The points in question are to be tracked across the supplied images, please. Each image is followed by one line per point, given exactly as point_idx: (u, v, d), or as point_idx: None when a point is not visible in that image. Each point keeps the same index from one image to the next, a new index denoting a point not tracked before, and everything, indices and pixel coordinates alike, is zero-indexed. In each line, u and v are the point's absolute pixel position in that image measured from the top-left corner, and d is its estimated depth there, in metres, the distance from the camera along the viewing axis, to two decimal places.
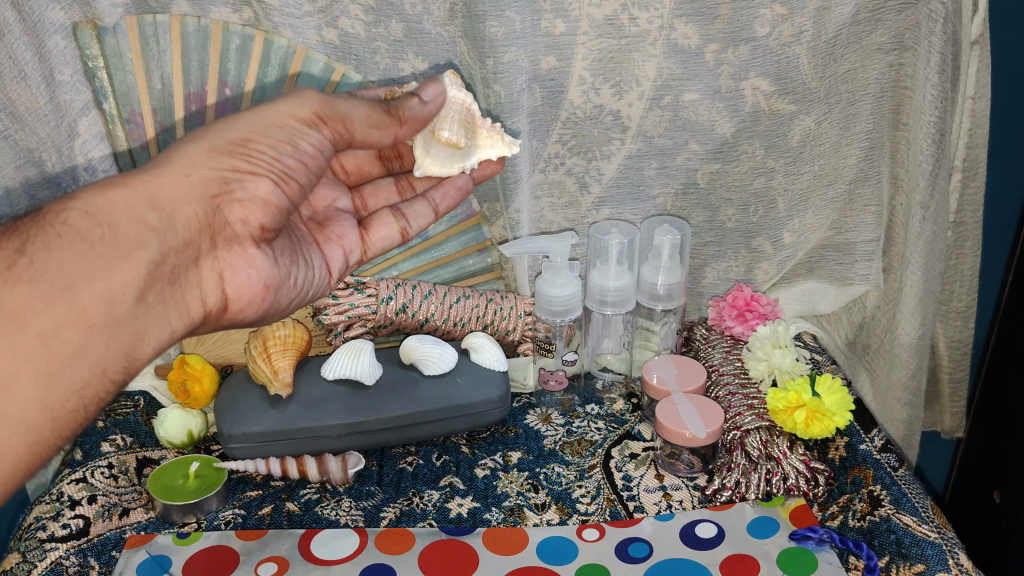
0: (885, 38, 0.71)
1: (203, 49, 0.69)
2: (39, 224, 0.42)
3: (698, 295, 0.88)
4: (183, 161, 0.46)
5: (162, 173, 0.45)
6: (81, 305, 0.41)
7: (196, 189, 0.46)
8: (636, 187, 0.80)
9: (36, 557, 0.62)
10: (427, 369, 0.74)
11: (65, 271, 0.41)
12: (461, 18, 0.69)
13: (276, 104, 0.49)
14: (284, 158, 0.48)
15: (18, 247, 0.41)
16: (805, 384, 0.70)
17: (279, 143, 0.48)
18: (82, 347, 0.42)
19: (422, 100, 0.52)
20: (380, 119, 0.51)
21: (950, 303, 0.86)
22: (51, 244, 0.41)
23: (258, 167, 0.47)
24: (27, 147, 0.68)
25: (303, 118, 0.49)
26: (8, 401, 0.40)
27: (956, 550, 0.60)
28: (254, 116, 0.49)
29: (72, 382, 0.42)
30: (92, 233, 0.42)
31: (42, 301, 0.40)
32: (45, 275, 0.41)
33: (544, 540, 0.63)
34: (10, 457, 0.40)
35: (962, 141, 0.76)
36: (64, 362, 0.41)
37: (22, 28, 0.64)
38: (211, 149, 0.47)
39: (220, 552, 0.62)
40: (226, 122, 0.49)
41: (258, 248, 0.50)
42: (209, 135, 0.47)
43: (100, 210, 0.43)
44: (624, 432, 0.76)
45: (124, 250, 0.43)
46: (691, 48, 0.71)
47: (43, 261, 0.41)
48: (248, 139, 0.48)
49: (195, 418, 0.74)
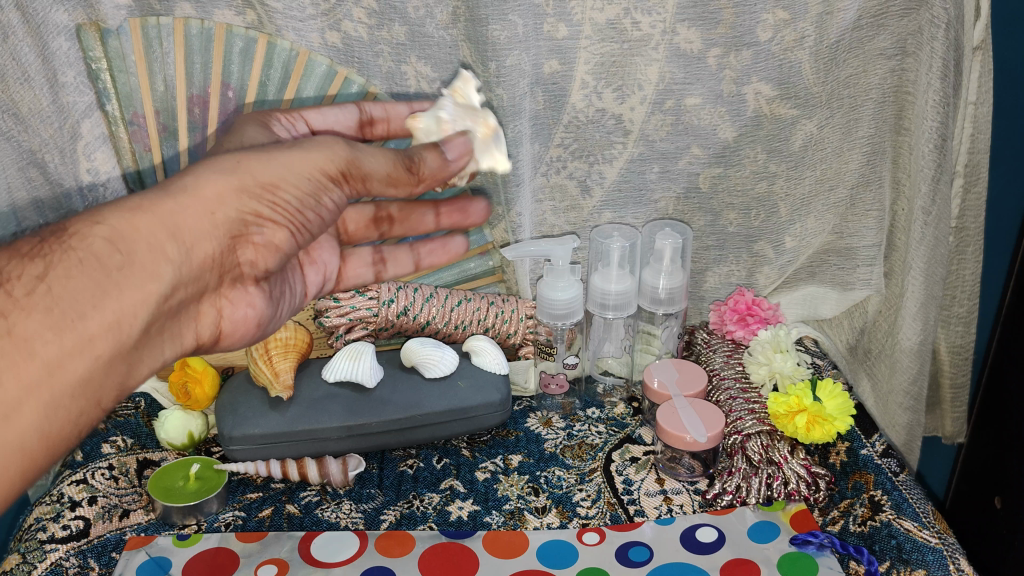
0: (887, 42, 0.71)
1: (206, 52, 0.69)
2: (62, 246, 0.38)
3: (699, 299, 0.88)
4: (209, 189, 0.41)
5: (192, 202, 0.41)
6: (88, 335, 0.38)
7: (219, 229, 0.42)
8: (637, 192, 0.80)
9: (36, 558, 0.62)
10: (427, 372, 0.74)
11: (81, 301, 0.37)
12: (465, 21, 0.68)
13: (303, 150, 0.44)
14: (305, 211, 0.45)
15: (39, 271, 0.37)
16: (805, 388, 0.71)
17: (304, 197, 0.44)
18: (87, 381, 0.39)
19: (444, 156, 0.47)
20: (399, 176, 0.46)
21: (951, 307, 0.85)
22: (72, 270, 0.37)
23: (279, 217, 0.44)
24: (30, 148, 0.69)
25: (328, 173, 0.45)
26: (6, 432, 0.36)
27: (957, 555, 0.60)
28: (284, 160, 0.44)
29: (69, 414, 0.38)
30: (111, 259, 0.38)
31: (52, 330, 0.37)
32: (61, 302, 0.37)
33: (544, 543, 0.63)
34: (8, 484, 0.38)
35: (965, 147, 0.76)
36: (66, 396, 0.38)
37: (25, 30, 0.64)
38: (239, 185, 0.42)
39: (221, 554, 0.62)
40: (258, 152, 0.44)
41: (258, 286, 0.49)
42: (237, 170, 0.42)
43: (127, 235, 0.39)
44: (624, 436, 0.76)
45: (142, 283, 0.39)
46: (693, 52, 0.71)
47: (62, 289, 0.37)
48: (277, 183, 0.43)
49: (196, 419, 0.74)
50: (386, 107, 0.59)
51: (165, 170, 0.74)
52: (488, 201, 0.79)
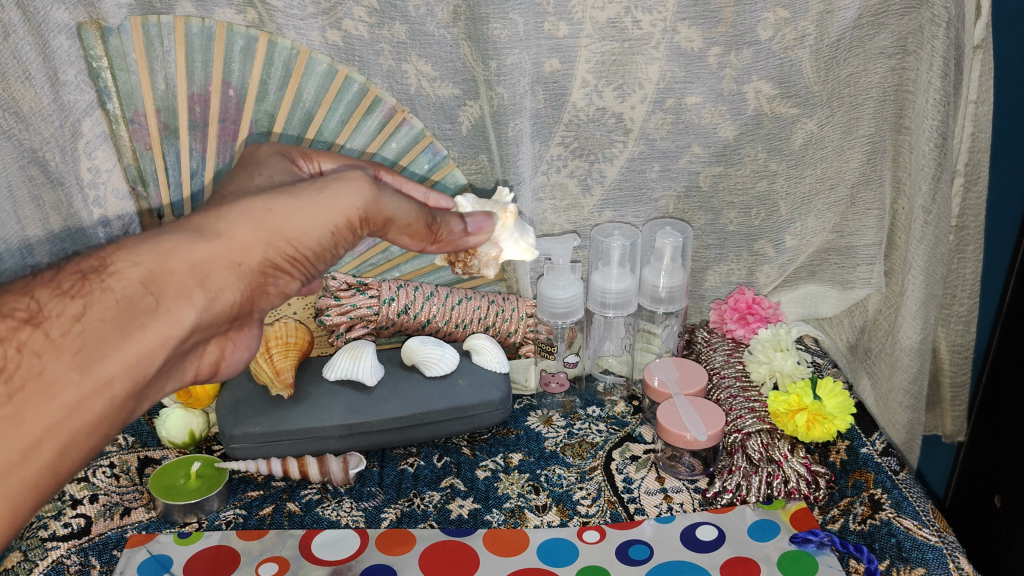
0: (887, 42, 0.71)
1: (207, 51, 0.68)
2: (99, 286, 0.37)
3: (699, 298, 0.88)
4: (241, 237, 0.42)
5: (219, 246, 0.41)
6: (107, 377, 0.36)
7: (242, 277, 0.42)
8: (638, 191, 0.80)
9: (37, 556, 0.62)
10: (428, 369, 0.74)
11: (107, 344, 0.36)
12: (465, 19, 0.68)
13: (329, 197, 0.45)
14: (318, 258, 0.46)
15: (76, 311, 0.36)
16: (805, 387, 0.71)
17: (321, 245, 0.45)
18: (100, 426, 0.37)
19: (465, 229, 0.55)
20: (419, 229, 0.51)
21: (950, 307, 0.85)
22: (107, 312, 0.36)
23: (295, 264, 0.45)
24: (31, 147, 0.69)
25: (348, 225, 0.46)
26: (20, 474, 0.34)
27: (957, 554, 0.60)
28: (311, 212, 0.44)
29: (81, 453, 0.37)
30: (141, 301, 0.37)
31: (77, 371, 0.35)
32: (90, 344, 0.36)
33: (545, 541, 0.63)
34: (15, 526, 0.35)
35: (965, 146, 0.76)
36: (82, 436, 0.36)
37: (26, 28, 0.64)
38: (268, 236, 0.43)
39: (221, 552, 0.62)
40: (285, 200, 0.44)
41: (259, 325, 0.48)
42: (267, 222, 0.43)
43: (159, 279, 0.38)
44: (624, 434, 0.76)
45: (166, 329, 0.38)
46: (694, 51, 0.71)
47: (95, 331, 0.36)
48: (301, 237, 0.44)
49: (197, 418, 0.74)
50: (399, 185, 0.59)
51: (166, 169, 0.74)
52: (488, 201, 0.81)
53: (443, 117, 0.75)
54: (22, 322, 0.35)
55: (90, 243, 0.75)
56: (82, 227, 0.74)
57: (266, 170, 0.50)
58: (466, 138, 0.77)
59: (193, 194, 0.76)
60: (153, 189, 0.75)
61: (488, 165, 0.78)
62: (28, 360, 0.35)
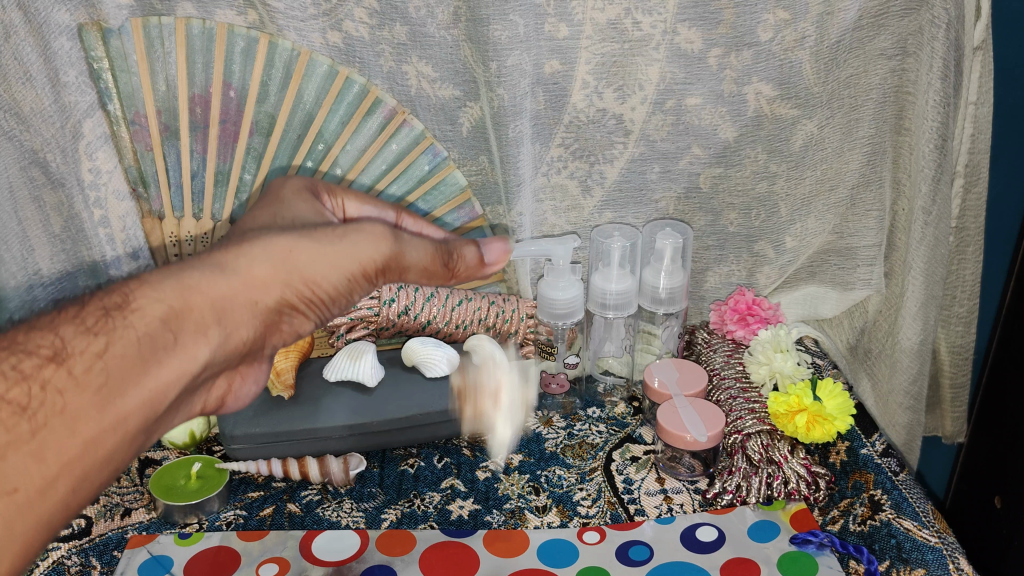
0: (887, 43, 0.71)
1: (208, 52, 0.69)
2: (122, 321, 0.36)
3: (700, 299, 0.88)
4: (261, 275, 0.41)
5: (240, 283, 0.40)
6: (125, 413, 0.36)
7: (258, 316, 0.42)
8: (638, 192, 0.80)
9: (38, 557, 0.63)
10: (428, 371, 0.74)
11: (128, 380, 0.36)
12: (466, 21, 0.68)
13: (348, 244, 0.45)
14: (331, 301, 0.46)
15: (98, 348, 0.35)
16: (806, 388, 0.72)
17: (336, 288, 0.45)
18: (114, 459, 0.36)
19: (483, 256, 0.53)
20: (437, 269, 0.51)
21: (951, 308, 0.85)
22: (128, 349, 0.36)
23: (311, 305, 0.45)
24: (32, 147, 0.69)
25: (363, 271, 0.46)
26: (38, 509, 0.34)
27: (957, 555, 0.60)
28: (331, 256, 0.44)
29: (92, 486, 0.36)
30: (161, 338, 0.37)
31: (96, 408, 0.35)
32: (111, 381, 0.35)
33: (545, 543, 0.63)
34: (27, 560, 0.35)
35: (965, 147, 0.76)
36: (96, 470, 0.36)
37: (27, 29, 0.64)
38: (289, 278, 0.42)
39: (221, 553, 0.62)
40: (306, 242, 0.43)
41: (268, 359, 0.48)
42: (287, 264, 0.42)
43: (180, 315, 0.38)
44: (625, 435, 0.76)
45: (182, 365, 0.38)
46: (694, 52, 0.71)
47: (117, 368, 0.35)
48: (318, 279, 0.44)
49: (197, 418, 0.74)
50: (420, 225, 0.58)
51: (167, 170, 0.74)
52: (488, 202, 0.81)
53: (443, 118, 0.75)
54: (46, 359, 0.34)
55: (91, 244, 0.75)
56: (82, 227, 0.74)
57: (288, 207, 0.49)
58: (467, 138, 0.77)
59: (194, 194, 0.76)
60: (154, 190, 0.75)
61: (488, 166, 0.78)
62: (50, 397, 0.34)
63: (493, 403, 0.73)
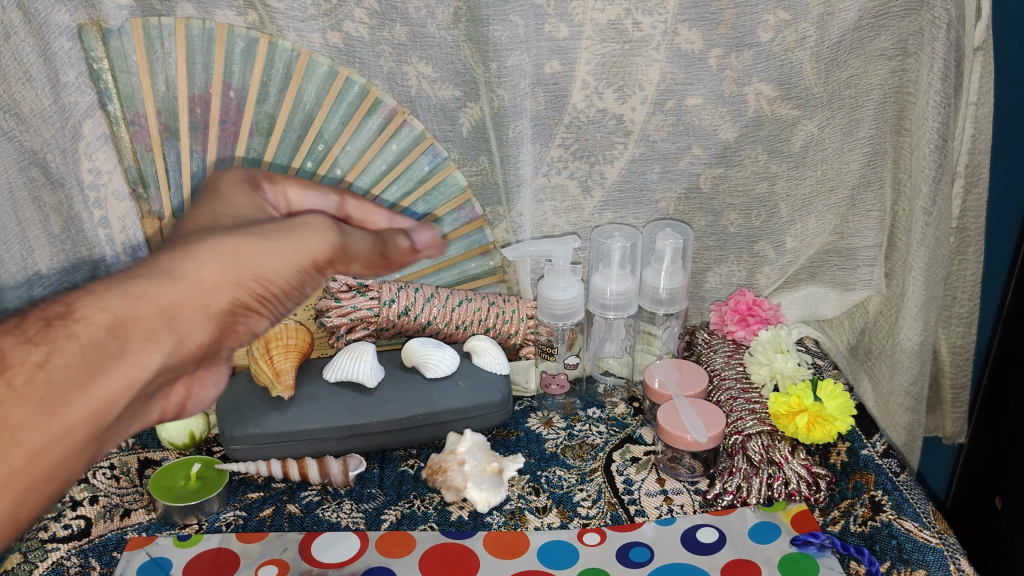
0: (887, 43, 0.71)
1: (207, 52, 0.69)
2: (64, 330, 0.30)
3: (700, 300, 0.88)
4: (212, 277, 0.35)
5: (189, 285, 0.34)
6: (70, 425, 0.30)
7: (212, 321, 0.35)
8: (638, 192, 0.80)
9: (37, 557, 0.63)
10: (428, 372, 0.74)
11: (73, 389, 0.30)
12: (465, 21, 0.68)
13: (300, 239, 0.39)
14: (290, 301, 0.40)
15: (39, 358, 0.29)
16: (807, 389, 0.71)
17: (292, 287, 0.39)
18: (63, 470, 0.30)
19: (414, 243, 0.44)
20: (376, 262, 0.43)
21: (951, 308, 0.85)
22: (69, 357, 0.30)
23: (265, 307, 0.38)
24: (32, 148, 0.68)
25: (315, 266, 0.39)
26: None
27: (958, 556, 0.60)
28: (283, 253, 0.38)
29: (38, 505, 0.30)
30: (107, 345, 0.31)
31: (40, 420, 0.29)
32: (54, 392, 0.29)
33: (545, 544, 0.63)
34: None
35: (965, 148, 0.76)
36: (44, 485, 0.30)
37: (27, 30, 0.64)
38: (238, 278, 0.35)
39: (220, 555, 0.62)
40: (255, 241, 0.37)
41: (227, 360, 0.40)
42: (239, 262, 0.36)
43: (128, 322, 0.32)
44: (625, 436, 0.76)
45: (130, 375, 0.31)
46: (694, 53, 0.71)
47: (60, 377, 0.29)
48: (270, 276, 0.37)
49: (196, 419, 0.74)
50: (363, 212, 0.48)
51: (166, 170, 0.74)
52: (488, 202, 0.80)
53: (443, 118, 0.75)
54: None
55: (90, 244, 0.75)
56: (82, 228, 0.74)
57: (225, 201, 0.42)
58: (467, 139, 0.76)
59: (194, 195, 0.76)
60: (154, 190, 0.75)
61: (488, 167, 0.78)
62: None
63: (461, 473, 0.68)
